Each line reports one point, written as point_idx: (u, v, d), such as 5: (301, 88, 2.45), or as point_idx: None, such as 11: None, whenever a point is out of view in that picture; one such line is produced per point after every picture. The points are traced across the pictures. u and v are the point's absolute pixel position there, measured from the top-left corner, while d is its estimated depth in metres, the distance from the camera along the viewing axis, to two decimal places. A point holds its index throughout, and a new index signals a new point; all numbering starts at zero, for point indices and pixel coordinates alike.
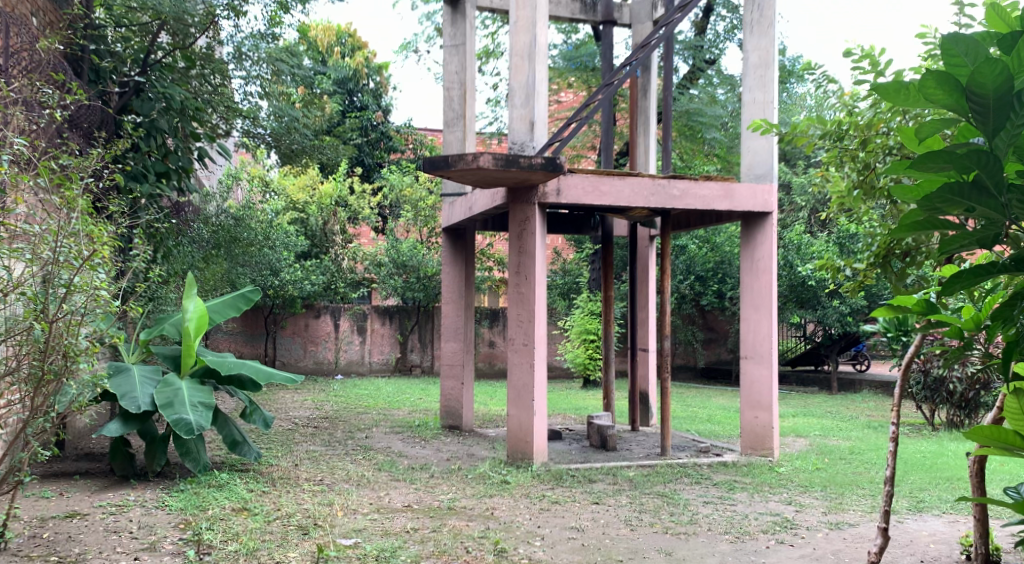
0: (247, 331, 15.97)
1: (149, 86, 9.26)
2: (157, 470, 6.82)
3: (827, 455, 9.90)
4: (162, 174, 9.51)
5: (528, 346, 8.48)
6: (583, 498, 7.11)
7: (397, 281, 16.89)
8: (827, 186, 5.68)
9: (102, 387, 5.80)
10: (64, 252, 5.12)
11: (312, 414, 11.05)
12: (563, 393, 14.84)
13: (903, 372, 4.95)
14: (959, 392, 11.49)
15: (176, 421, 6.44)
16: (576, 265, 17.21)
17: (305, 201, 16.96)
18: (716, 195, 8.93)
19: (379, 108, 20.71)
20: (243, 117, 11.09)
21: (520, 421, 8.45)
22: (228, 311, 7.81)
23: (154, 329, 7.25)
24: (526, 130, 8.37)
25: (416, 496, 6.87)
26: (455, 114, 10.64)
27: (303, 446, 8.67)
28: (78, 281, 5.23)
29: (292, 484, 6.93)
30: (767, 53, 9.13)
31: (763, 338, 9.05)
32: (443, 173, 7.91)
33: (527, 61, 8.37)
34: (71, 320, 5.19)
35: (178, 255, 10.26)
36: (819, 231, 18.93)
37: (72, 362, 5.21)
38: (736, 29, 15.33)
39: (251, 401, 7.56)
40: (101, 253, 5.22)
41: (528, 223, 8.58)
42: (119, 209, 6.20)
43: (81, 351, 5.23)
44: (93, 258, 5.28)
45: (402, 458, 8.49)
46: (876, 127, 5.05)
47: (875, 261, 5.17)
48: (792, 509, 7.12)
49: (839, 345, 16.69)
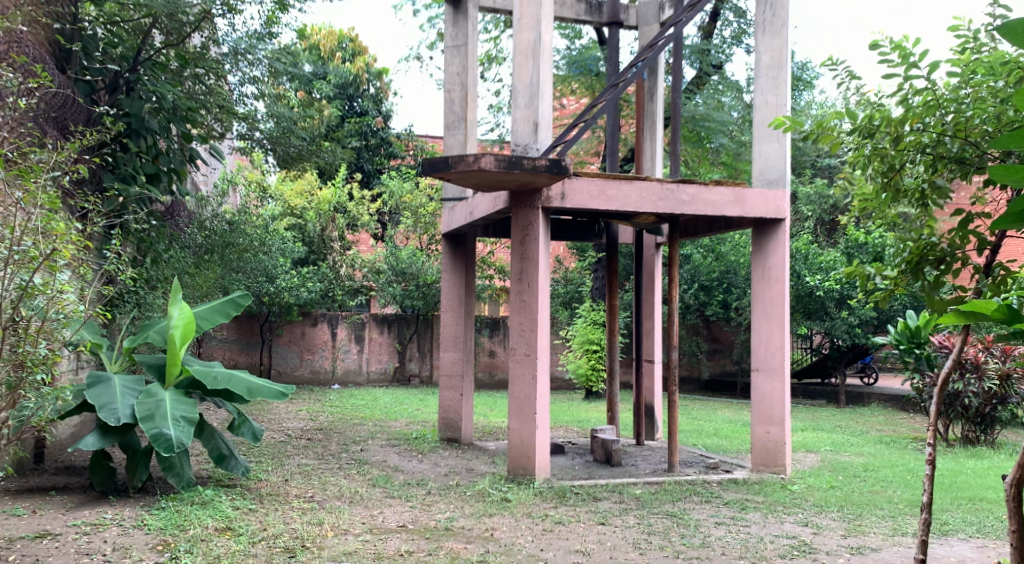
0: (242, 338, 15.57)
1: (140, 84, 8.81)
2: (139, 486, 6.41)
3: (841, 471, 9.55)
4: (154, 176, 9.06)
5: (531, 356, 8.11)
6: (587, 517, 6.74)
7: (396, 288, 16.47)
8: (849, 189, 5.34)
9: (66, 400, 5.41)
10: (21, 251, 4.80)
11: (307, 426, 10.69)
12: (564, 405, 14.46)
13: (939, 387, 4.65)
14: (975, 407, 11.11)
15: (156, 435, 6.06)
16: (579, 274, 16.95)
17: (303, 207, 16.63)
18: (727, 200, 8.57)
19: (379, 114, 20.39)
20: (239, 118, 10.74)
21: (521, 435, 8.08)
22: (217, 317, 7.39)
23: (138, 337, 6.84)
24: (530, 132, 8.00)
25: (410, 515, 6.49)
26: (456, 118, 10.32)
27: (294, 460, 8.29)
28: (39, 283, 4.90)
29: (280, 501, 6.54)
30: (780, 54, 8.78)
31: (775, 350, 8.70)
32: (442, 175, 7.56)
33: (531, 60, 7.99)
34: (30, 327, 4.85)
35: (168, 261, 9.82)
36: (826, 241, 18.59)
37: (30, 373, 4.87)
38: (743, 34, 15.04)
39: (239, 412, 7.16)
40: (62, 251, 4.88)
41: (530, 228, 8.20)
42: (93, 207, 5.85)
43: (40, 361, 4.90)
44: (55, 258, 4.95)
45: (399, 473, 8.11)
46: (909, 123, 4.66)
47: (905, 267, 4.82)
48: (809, 531, 6.79)
49: (847, 358, 16.29)
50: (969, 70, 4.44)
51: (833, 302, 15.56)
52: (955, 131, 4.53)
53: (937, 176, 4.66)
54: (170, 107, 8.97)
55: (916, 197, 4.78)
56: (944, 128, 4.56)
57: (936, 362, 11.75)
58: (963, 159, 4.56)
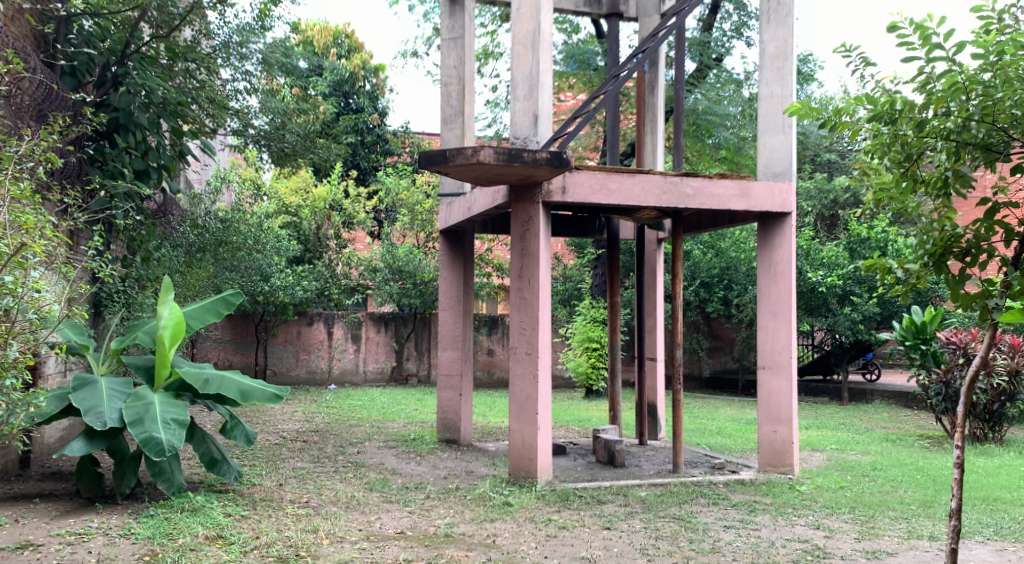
0: (237, 338, 15.32)
1: (128, 77, 8.40)
2: (127, 492, 6.11)
3: (849, 471, 9.33)
4: (141, 172, 8.75)
5: (532, 354, 7.87)
6: (592, 522, 6.51)
7: (393, 287, 16.28)
8: (865, 180, 5.11)
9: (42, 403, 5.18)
10: None
11: (302, 427, 10.45)
12: (564, 404, 14.23)
13: (967, 387, 4.54)
14: (983, 405, 10.92)
15: (145, 440, 5.79)
16: (578, 271, 16.73)
17: (298, 205, 16.41)
18: (732, 194, 8.34)
19: (375, 111, 20.12)
20: (231, 113, 10.53)
21: (522, 436, 7.84)
22: (208, 317, 7.13)
23: (127, 338, 6.57)
24: (530, 124, 7.77)
25: (409, 521, 6.26)
26: (453, 111, 10.06)
27: (288, 463, 8.05)
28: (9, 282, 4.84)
29: (274, 506, 6.29)
30: (785, 43, 8.53)
31: (782, 348, 8.47)
32: (440, 168, 7.32)
33: (530, 51, 7.77)
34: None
35: (158, 260, 9.57)
36: (827, 236, 18.37)
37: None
38: (743, 27, 14.81)
39: (231, 414, 6.87)
40: (31, 248, 4.83)
41: (531, 223, 7.96)
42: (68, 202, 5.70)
43: (11, 363, 4.85)
44: (23, 255, 4.89)
45: (397, 476, 7.87)
46: (933, 108, 4.44)
47: (927, 259, 4.61)
48: (821, 535, 6.58)
49: (850, 355, 16.06)
50: (997, 50, 4.20)
51: (836, 298, 15.32)
52: (982, 116, 4.33)
53: (962, 164, 4.46)
54: (160, 101, 8.60)
55: (938, 186, 4.57)
56: (970, 112, 4.35)
57: (941, 357, 11.54)
58: (989, 145, 4.39)
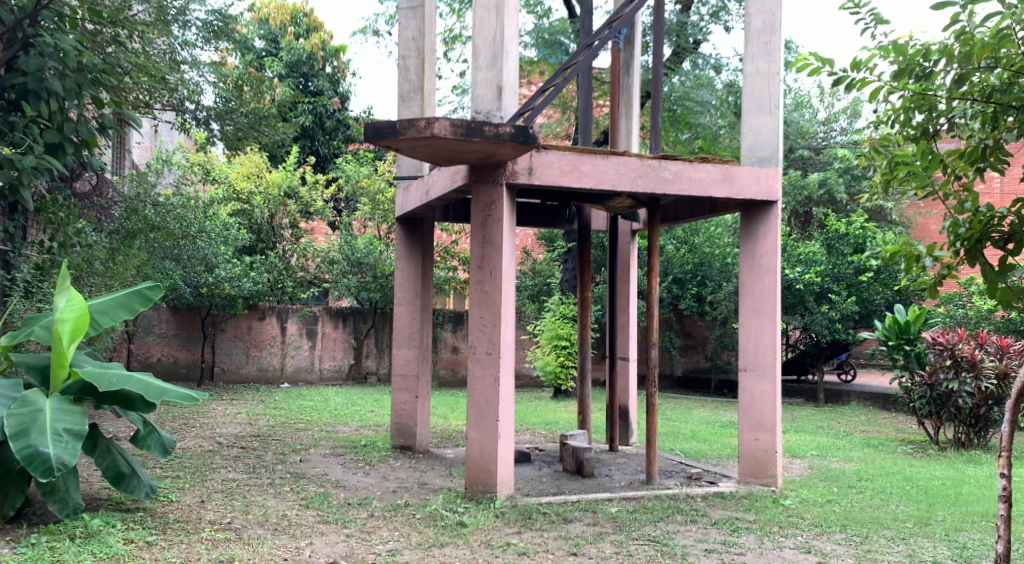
0: (183, 333, 14.36)
1: (39, 39, 7.43)
2: (11, 514, 5.24)
3: (834, 482, 8.60)
4: (56, 147, 7.64)
5: (493, 355, 7.06)
6: (557, 546, 5.72)
7: (351, 280, 15.35)
8: (878, 156, 4.34)
9: None
10: None
11: (241, 431, 9.57)
12: (531, 404, 13.42)
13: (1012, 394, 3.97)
14: (968, 409, 10.25)
15: (30, 456, 4.91)
16: (547, 265, 15.89)
17: (250, 191, 15.33)
18: (714, 178, 7.55)
19: (336, 95, 19.22)
20: (168, 89, 9.63)
21: (481, 446, 7.02)
22: (120, 314, 6.23)
23: (19, 333, 5.70)
24: (493, 97, 6.95)
25: (345, 547, 5.42)
26: (411, 87, 9.20)
27: (219, 474, 7.21)
28: None
29: (187, 530, 5.43)
30: (773, 16, 7.69)
31: (766, 348, 7.71)
32: (389, 142, 6.49)
33: (495, 15, 6.95)
34: None
35: (79, 246, 8.68)
36: (804, 232, 17.70)
37: None
38: (721, 11, 14.02)
39: (144, 421, 5.99)
40: None
41: (493, 208, 7.15)
42: None
43: None
44: None
45: (339, 489, 7.02)
46: (977, 59, 3.67)
47: (958, 244, 3.91)
48: (812, 560, 5.84)
49: (827, 355, 15.38)
50: None
51: (813, 295, 14.58)
52: None
53: (1001, 134, 3.78)
54: (76, 66, 7.59)
55: (972, 159, 3.89)
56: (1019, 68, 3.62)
57: (926, 359, 10.79)
58: None
